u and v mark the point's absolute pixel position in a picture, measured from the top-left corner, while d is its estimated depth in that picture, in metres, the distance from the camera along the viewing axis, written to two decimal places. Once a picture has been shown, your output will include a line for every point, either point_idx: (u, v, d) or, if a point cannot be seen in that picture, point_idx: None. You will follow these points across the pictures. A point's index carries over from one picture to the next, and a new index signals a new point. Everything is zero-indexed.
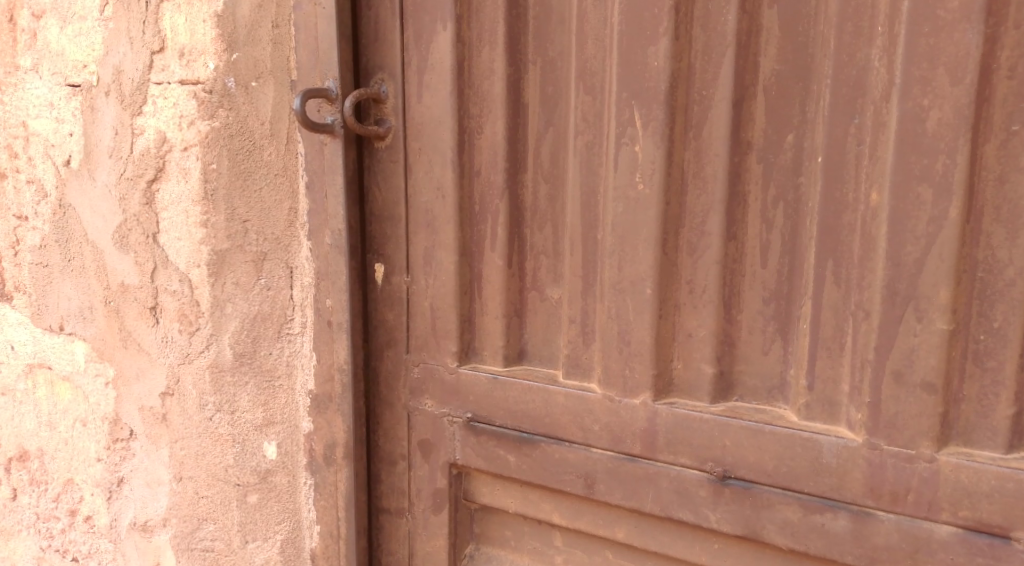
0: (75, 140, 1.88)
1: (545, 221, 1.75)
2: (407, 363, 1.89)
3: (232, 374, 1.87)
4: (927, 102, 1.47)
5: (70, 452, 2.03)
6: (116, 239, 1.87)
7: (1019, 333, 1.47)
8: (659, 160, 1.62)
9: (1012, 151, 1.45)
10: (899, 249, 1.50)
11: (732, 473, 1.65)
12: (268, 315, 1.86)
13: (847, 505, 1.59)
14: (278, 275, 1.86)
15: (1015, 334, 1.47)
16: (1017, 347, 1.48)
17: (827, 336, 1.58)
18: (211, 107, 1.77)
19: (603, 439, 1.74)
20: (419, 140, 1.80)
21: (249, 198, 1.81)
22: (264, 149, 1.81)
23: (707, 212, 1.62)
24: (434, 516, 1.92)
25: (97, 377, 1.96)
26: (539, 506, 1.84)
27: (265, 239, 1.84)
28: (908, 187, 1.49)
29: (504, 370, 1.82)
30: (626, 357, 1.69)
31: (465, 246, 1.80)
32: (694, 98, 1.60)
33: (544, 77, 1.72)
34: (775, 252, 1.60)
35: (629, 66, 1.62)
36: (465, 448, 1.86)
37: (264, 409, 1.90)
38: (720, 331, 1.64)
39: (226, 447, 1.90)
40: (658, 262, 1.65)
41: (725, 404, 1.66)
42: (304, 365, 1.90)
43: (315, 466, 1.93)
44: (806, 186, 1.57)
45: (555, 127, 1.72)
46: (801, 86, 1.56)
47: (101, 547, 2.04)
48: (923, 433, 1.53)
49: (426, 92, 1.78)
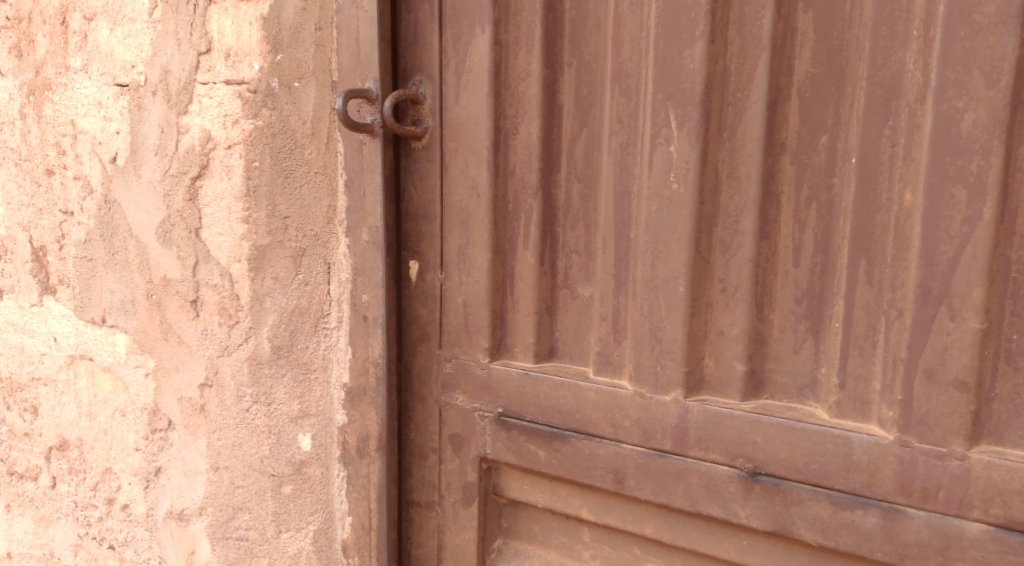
0: (121, 138, 1.91)
1: (578, 221, 1.78)
2: (439, 358, 1.92)
3: (269, 367, 1.90)
4: (962, 104, 1.50)
5: (110, 441, 2.06)
6: (159, 234, 1.90)
7: None
8: (694, 161, 1.66)
9: None
10: (933, 250, 1.53)
11: (761, 470, 1.69)
12: (306, 310, 1.91)
13: (878, 502, 1.62)
14: (316, 271, 1.90)
15: None
16: None
17: (859, 335, 1.61)
18: (255, 107, 1.81)
19: (634, 435, 1.77)
20: (455, 140, 1.84)
21: (290, 196, 1.86)
22: (305, 148, 1.86)
23: (741, 211, 1.65)
24: (464, 510, 1.95)
25: (137, 369, 1.99)
26: (568, 502, 1.87)
27: (304, 235, 1.88)
28: (942, 187, 1.52)
29: (535, 366, 1.85)
30: (658, 354, 1.73)
31: (500, 244, 1.83)
32: (728, 100, 1.64)
33: (579, 79, 1.75)
34: (807, 252, 1.63)
35: (666, 67, 1.66)
36: (496, 443, 1.89)
37: (300, 402, 1.94)
38: (751, 330, 1.68)
39: (262, 438, 1.93)
40: (691, 260, 1.68)
41: (755, 402, 1.69)
42: (339, 359, 1.95)
43: (348, 458, 1.97)
44: (839, 187, 1.60)
45: (589, 128, 1.75)
46: (835, 89, 1.59)
47: (138, 535, 2.06)
48: (956, 431, 1.55)
49: (463, 93, 1.81)
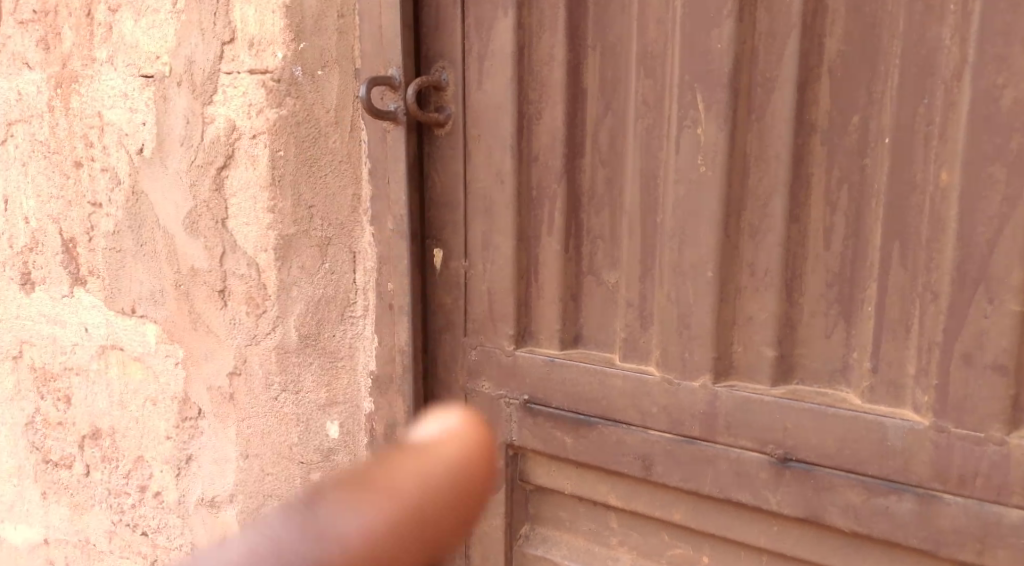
0: (148, 129, 1.92)
1: (603, 206, 1.77)
2: (465, 346, 1.92)
3: (297, 356, 1.90)
4: (1001, 81, 1.47)
5: (141, 430, 2.08)
6: (186, 225, 1.92)
7: None
8: (722, 143, 1.64)
9: None
10: (970, 231, 1.51)
11: (792, 456, 1.67)
12: (332, 298, 1.90)
13: (912, 488, 1.60)
14: (342, 260, 1.90)
15: None
16: None
17: (893, 319, 1.59)
18: (279, 96, 1.81)
19: (661, 421, 1.76)
20: (478, 127, 1.82)
21: (315, 185, 1.86)
22: (329, 137, 1.85)
23: (770, 194, 1.63)
24: (491, 497, 1.95)
25: (167, 358, 2.00)
26: (597, 488, 1.86)
27: (329, 224, 1.88)
28: (980, 167, 1.50)
29: (560, 353, 1.84)
30: (686, 340, 1.71)
31: (526, 230, 1.82)
32: (758, 81, 1.61)
33: (605, 62, 1.73)
34: (838, 235, 1.61)
35: (694, 48, 1.63)
36: (522, 430, 1.89)
37: (328, 390, 1.94)
38: (781, 314, 1.65)
39: (290, 426, 1.94)
40: (720, 245, 1.66)
41: (785, 387, 1.67)
42: (366, 347, 1.94)
43: (375, 446, 1.96)
44: (871, 168, 1.58)
45: (615, 112, 1.74)
46: (867, 67, 1.56)
47: (170, 522, 2.09)
48: (995, 416, 1.53)
49: (487, 79, 1.80)
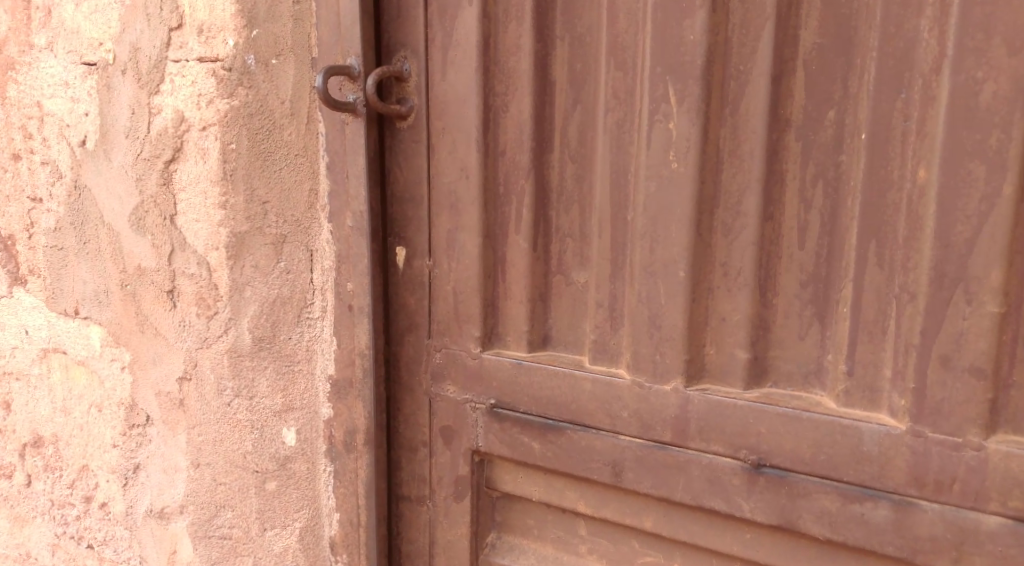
0: (90, 120, 1.83)
1: (572, 203, 1.70)
2: (428, 348, 1.84)
3: (250, 359, 1.82)
4: (981, 75, 1.42)
5: (86, 437, 1.98)
6: (132, 222, 1.82)
7: None
8: (695, 138, 1.57)
9: None
10: (948, 230, 1.45)
11: (767, 462, 1.61)
12: (288, 299, 1.82)
13: (889, 494, 1.54)
14: (298, 258, 1.81)
15: None
16: None
17: (869, 320, 1.53)
18: (230, 86, 1.72)
19: (632, 426, 1.69)
20: (442, 119, 1.75)
21: (269, 179, 1.77)
22: (284, 129, 1.77)
23: (743, 191, 1.57)
24: (456, 505, 1.87)
25: (112, 362, 1.91)
26: (564, 495, 1.79)
27: (285, 221, 1.79)
28: (959, 164, 1.44)
29: (528, 355, 1.77)
30: (656, 342, 1.65)
31: (491, 228, 1.75)
32: (731, 74, 1.55)
33: (573, 53, 1.66)
34: (813, 233, 1.55)
35: (665, 40, 1.57)
36: (488, 436, 1.81)
37: (283, 395, 1.85)
38: (754, 315, 1.59)
39: (244, 433, 1.85)
40: (692, 243, 1.60)
41: (759, 390, 1.61)
42: (324, 350, 1.86)
43: (334, 453, 1.89)
44: (847, 164, 1.52)
45: (583, 106, 1.67)
46: (843, 60, 1.50)
47: (117, 534, 1.99)
48: (972, 421, 1.48)
49: (451, 70, 1.73)
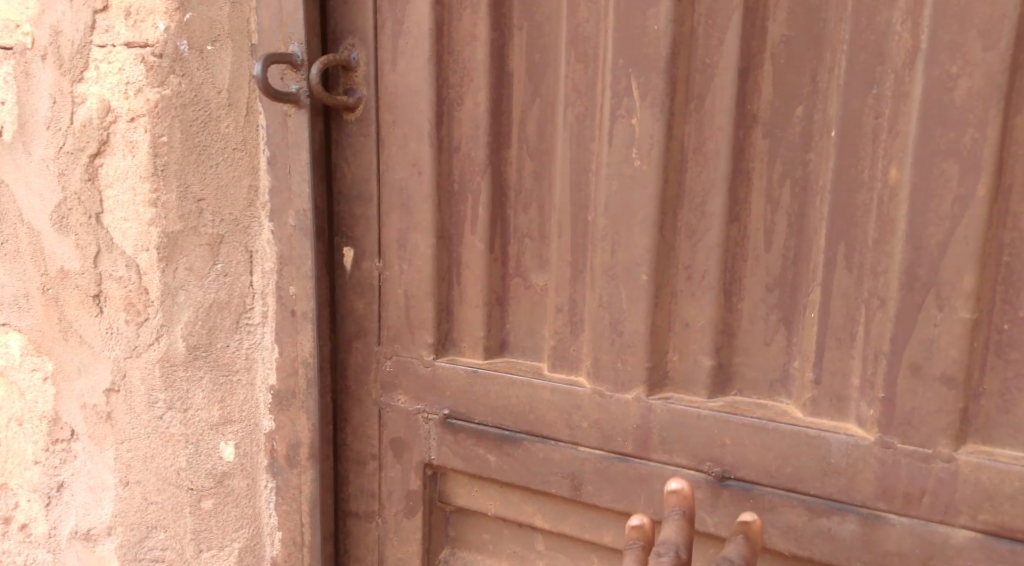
0: (7, 109, 1.69)
1: (530, 202, 1.60)
2: (377, 356, 1.74)
3: (184, 369, 1.69)
4: (955, 70, 1.34)
5: (4, 453, 1.83)
6: (55, 220, 1.69)
7: None
8: (658, 134, 1.48)
9: None
10: (919, 233, 1.38)
11: (731, 474, 1.52)
12: (225, 304, 1.70)
13: (856, 508, 1.46)
14: (236, 260, 1.69)
15: None
16: None
17: (837, 326, 1.45)
18: (161, 73, 1.60)
19: (592, 437, 1.59)
20: (392, 111, 1.64)
21: (205, 175, 1.65)
22: (221, 121, 1.64)
23: (709, 191, 1.48)
24: (406, 520, 1.76)
25: (34, 372, 1.77)
26: (520, 509, 1.69)
27: (222, 220, 1.67)
28: (931, 163, 1.36)
29: (484, 363, 1.66)
30: (618, 349, 1.55)
31: (442, 227, 1.64)
32: (696, 67, 1.46)
33: (530, 44, 1.56)
34: (780, 234, 1.47)
35: (627, 30, 1.47)
36: (441, 448, 1.71)
37: (221, 407, 1.73)
38: (719, 321, 1.51)
39: (178, 448, 1.72)
40: (655, 245, 1.50)
41: (722, 399, 1.53)
42: (265, 358, 1.74)
43: (277, 468, 1.76)
44: (816, 163, 1.44)
45: (542, 99, 1.57)
46: (812, 54, 1.42)
47: (39, 558, 1.84)
48: (943, 431, 1.40)
49: (401, 60, 1.62)
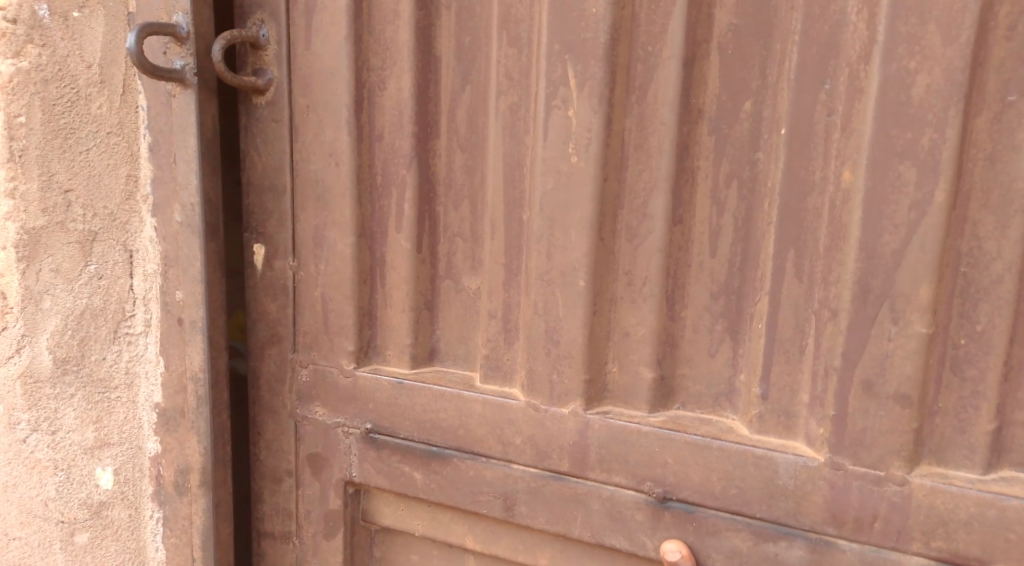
0: None
1: (462, 200, 1.47)
2: (293, 364, 1.59)
3: (51, 387, 1.53)
4: (914, 65, 1.22)
5: None
6: None
7: (1005, 338, 1.24)
8: (597, 128, 1.35)
9: (1007, 126, 1.21)
10: (873, 240, 1.25)
11: (673, 496, 1.39)
12: (100, 311, 1.55)
13: (804, 533, 1.34)
14: (112, 259, 1.55)
15: (1000, 340, 1.24)
16: (1001, 354, 1.24)
17: (786, 337, 1.33)
18: (16, 42, 1.44)
19: (525, 454, 1.46)
20: (308, 97, 1.50)
21: (73, 162, 1.50)
22: (90, 100, 1.50)
23: (650, 190, 1.35)
24: (326, 542, 1.62)
25: None
26: (448, 529, 1.55)
27: (94, 215, 1.52)
28: (887, 165, 1.24)
29: (410, 373, 1.52)
30: (553, 359, 1.42)
31: (364, 224, 1.50)
32: (637, 56, 1.33)
33: (461, 27, 1.43)
34: (726, 238, 1.34)
35: (563, 14, 1.34)
36: (363, 465, 1.57)
37: (96, 428, 1.58)
38: (661, 330, 1.38)
39: (44, 475, 1.56)
40: (593, 249, 1.37)
41: (665, 413, 1.40)
42: (147, 373, 1.60)
43: (164, 497, 1.62)
44: (763, 163, 1.31)
45: (473, 87, 1.43)
46: (760, 44, 1.30)
47: None
48: (894, 452, 1.28)
49: (320, 41, 1.48)
